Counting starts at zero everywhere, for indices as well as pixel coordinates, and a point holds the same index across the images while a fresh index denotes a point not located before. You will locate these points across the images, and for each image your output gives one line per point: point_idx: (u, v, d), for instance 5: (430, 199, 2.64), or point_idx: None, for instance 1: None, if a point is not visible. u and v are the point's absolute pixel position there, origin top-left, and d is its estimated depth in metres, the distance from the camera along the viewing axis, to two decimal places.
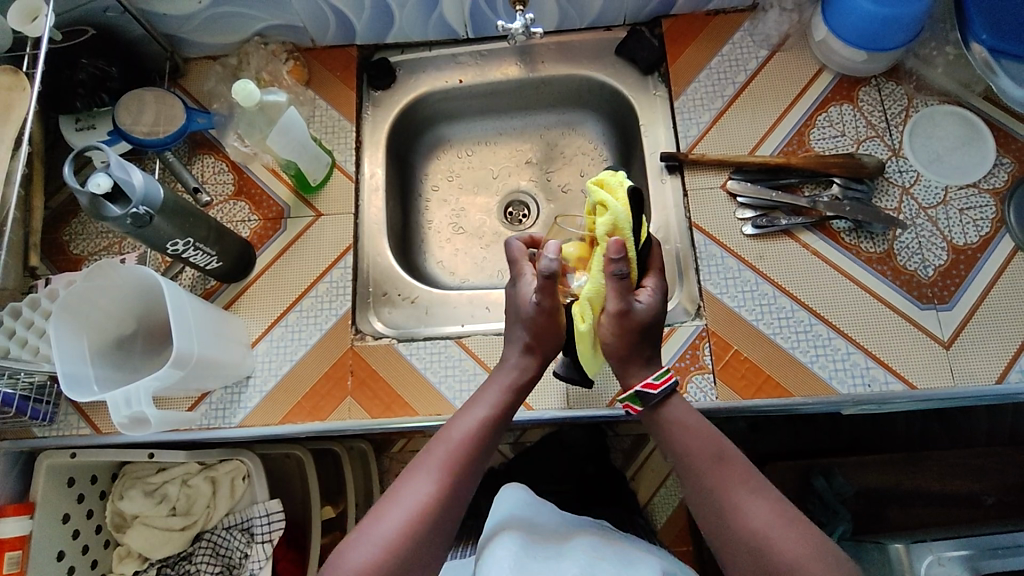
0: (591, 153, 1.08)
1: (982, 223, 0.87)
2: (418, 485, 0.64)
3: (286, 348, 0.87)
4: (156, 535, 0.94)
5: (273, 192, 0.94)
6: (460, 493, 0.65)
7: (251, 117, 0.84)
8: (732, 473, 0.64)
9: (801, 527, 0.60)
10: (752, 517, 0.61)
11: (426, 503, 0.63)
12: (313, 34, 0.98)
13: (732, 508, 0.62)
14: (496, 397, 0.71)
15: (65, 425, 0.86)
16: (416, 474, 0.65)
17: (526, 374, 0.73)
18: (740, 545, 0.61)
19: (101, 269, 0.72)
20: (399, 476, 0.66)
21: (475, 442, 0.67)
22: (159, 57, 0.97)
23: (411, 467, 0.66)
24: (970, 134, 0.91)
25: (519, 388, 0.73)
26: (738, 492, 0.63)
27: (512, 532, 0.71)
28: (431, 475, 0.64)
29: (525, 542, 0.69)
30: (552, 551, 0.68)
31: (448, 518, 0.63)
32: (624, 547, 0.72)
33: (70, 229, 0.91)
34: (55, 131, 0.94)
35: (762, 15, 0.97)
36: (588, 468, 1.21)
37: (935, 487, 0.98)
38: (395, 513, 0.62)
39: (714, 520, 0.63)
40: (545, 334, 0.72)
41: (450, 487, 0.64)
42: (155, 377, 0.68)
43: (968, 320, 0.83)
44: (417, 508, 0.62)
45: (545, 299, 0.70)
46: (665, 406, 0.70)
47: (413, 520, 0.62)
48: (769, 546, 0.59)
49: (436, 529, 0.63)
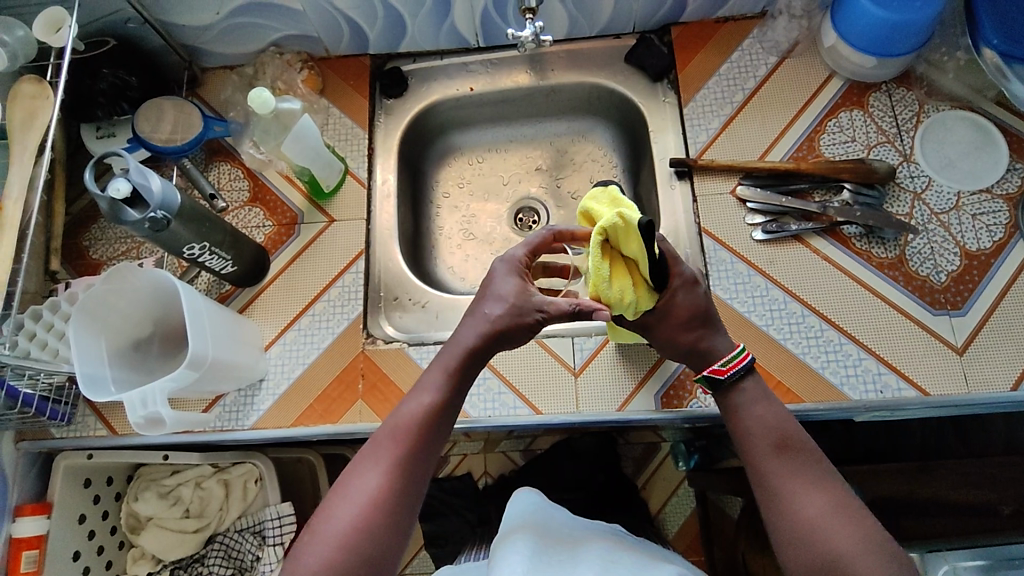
0: (601, 159, 1.08)
1: (995, 228, 0.86)
2: (368, 480, 0.62)
3: (299, 351, 0.88)
4: (169, 538, 0.95)
5: (287, 198, 0.95)
6: (411, 487, 0.63)
7: (266, 124, 0.86)
8: (795, 462, 0.64)
9: (859, 523, 0.59)
10: (808, 508, 0.60)
11: (375, 500, 0.61)
12: (328, 44, 1.00)
13: (788, 495, 0.62)
14: (442, 384, 0.68)
15: (83, 427, 0.87)
16: (365, 469, 0.63)
17: (476, 363, 0.70)
18: (793, 533, 0.60)
19: (120, 273, 0.73)
20: (348, 469, 0.64)
21: (424, 431, 0.65)
22: (178, 67, 1.00)
23: (359, 460, 0.64)
24: (982, 139, 0.91)
25: (464, 374, 0.69)
26: (796, 481, 0.62)
27: (524, 537, 0.70)
28: (379, 470, 0.63)
29: (538, 547, 0.69)
30: (566, 556, 0.67)
31: (401, 512, 0.62)
32: (635, 551, 0.72)
33: (90, 234, 0.93)
34: (77, 139, 0.96)
35: (772, 22, 0.98)
36: (599, 475, 1.20)
37: (951, 496, 0.97)
38: (347, 510, 0.60)
39: (771, 506, 0.63)
40: (516, 332, 0.69)
41: (400, 483, 0.63)
42: (170, 378, 0.69)
43: (982, 326, 0.82)
44: (368, 504, 0.61)
45: (558, 305, 0.67)
46: (738, 389, 0.70)
47: (364, 516, 0.60)
48: (821, 537, 0.58)
49: (390, 526, 0.61)
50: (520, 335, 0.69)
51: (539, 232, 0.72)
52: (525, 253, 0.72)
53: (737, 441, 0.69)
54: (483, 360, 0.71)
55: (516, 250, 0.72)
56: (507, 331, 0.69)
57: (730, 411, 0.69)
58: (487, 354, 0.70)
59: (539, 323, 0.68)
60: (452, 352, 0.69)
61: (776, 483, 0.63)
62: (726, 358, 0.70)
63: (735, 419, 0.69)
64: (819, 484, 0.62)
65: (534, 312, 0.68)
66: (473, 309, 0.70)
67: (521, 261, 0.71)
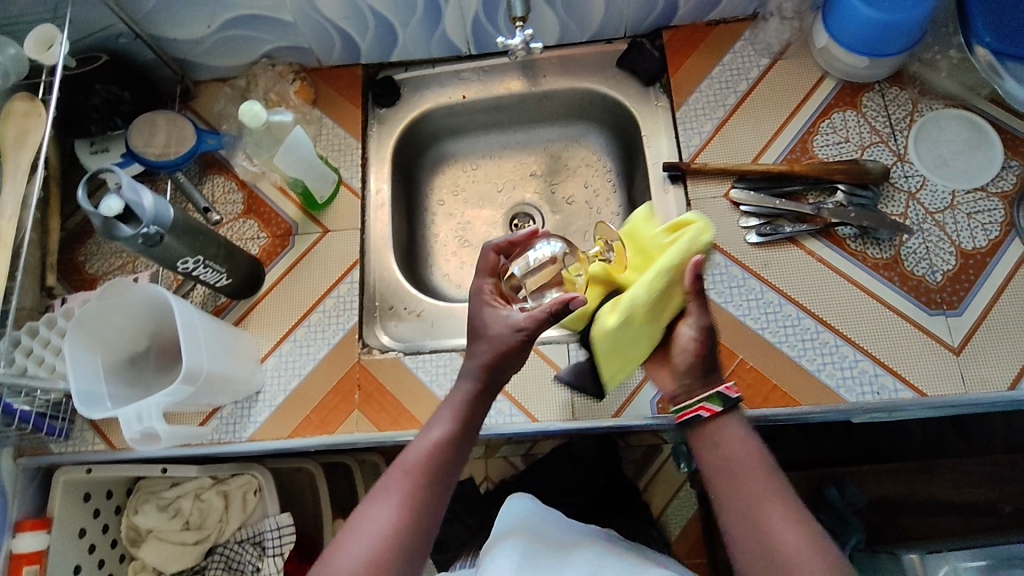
0: (595, 164, 1.08)
1: (990, 227, 0.86)
2: (380, 513, 0.63)
3: (295, 362, 0.88)
4: (170, 550, 0.96)
5: (281, 210, 0.95)
6: (424, 521, 0.64)
7: (257, 138, 0.85)
8: (770, 493, 0.64)
9: (831, 556, 0.60)
10: (783, 538, 0.61)
11: (388, 533, 0.62)
12: (320, 55, 1.00)
13: (764, 524, 0.62)
14: (455, 417, 0.69)
15: (82, 441, 0.89)
16: (377, 503, 0.64)
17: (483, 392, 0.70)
18: (766, 562, 0.61)
19: (114, 289, 0.73)
20: (362, 504, 0.65)
21: (437, 464, 0.66)
22: (170, 81, 1.00)
23: (373, 494, 0.65)
24: (976, 137, 0.90)
25: (476, 407, 0.70)
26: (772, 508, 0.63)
27: (513, 540, 0.71)
28: (391, 503, 0.64)
29: (527, 551, 0.69)
30: (555, 560, 0.68)
31: (414, 544, 0.63)
32: (624, 554, 0.73)
33: (86, 249, 0.93)
34: (72, 154, 0.96)
35: (762, 25, 0.98)
36: (600, 479, 1.20)
37: (953, 496, 0.97)
38: (358, 545, 0.62)
39: (744, 533, 0.63)
40: (511, 356, 0.69)
41: (413, 515, 0.64)
42: (165, 394, 0.69)
43: (979, 325, 0.82)
44: (380, 538, 0.62)
45: (533, 323, 0.67)
46: (722, 417, 0.70)
47: (377, 550, 0.61)
48: (794, 568, 0.59)
49: (403, 558, 0.62)
50: (510, 358, 0.69)
51: (483, 254, 0.74)
52: (485, 278, 0.73)
53: (710, 467, 0.68)
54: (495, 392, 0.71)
55: (480, 280, 0.74)
56: (502, 358, 0.69)
57: (706, 439, 0.69)
58: (494, 382, 0.71)
59: (522, 342, 0.68)
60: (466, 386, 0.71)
61: (751, 512, 0.63)
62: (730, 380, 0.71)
63: (711, 444, 0.69)
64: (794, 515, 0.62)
65: (511, 333, 0.68)
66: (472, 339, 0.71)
67: (489, 288, 0.73)
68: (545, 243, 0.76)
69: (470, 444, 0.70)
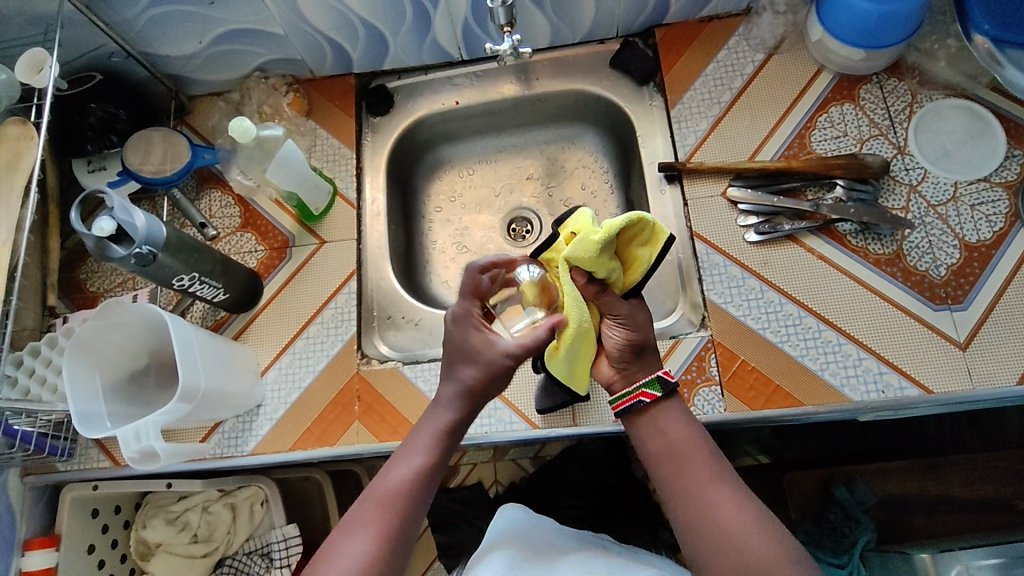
0: (592, 165, 1.08)
1: (995, 218, 0.84)
2: (358, 545, 0.62)
3: (295, 375, 0.89)
4: (179, 563, 0.96)
5: (278, 222, 0.95)
6: (398, 552, 0.63)
7: (249, 152, 0.85)
8: (713, 474, 0.65)
9: (777, 530, 0.61)
10: (730, 518, 0.61)
11: (366, 565, 0.61)
12: (312, 66, 1.00)
13: (710, 506, 0.62)
14: (429, 445, 0.68)
15: (85, 460, 0.87)
16: (352, 534, 0.63)
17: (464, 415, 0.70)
18: (715, 544, 0.61)
19: (110, 310, 0.74)
20: (336, 535, 0.63)
21: (411, 494, 0.65)
22: (165, 97, 1.01)
23: (347, 524, 0.64)
24: (978, 127, 0.88)
25: (451, 434, 0.70)
26: (715, 492, 0.63)
27: (499, 553, 0.71)
28: (367, 534, 0.62)
29: (513, 563, 0.69)
30: (540, 571, 0.67)
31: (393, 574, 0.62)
32: (620, 560, 0.72)
33: (86, 267, 0.94)
34: (70, 174, 0.97)
35: (757, 19, 0.96)
36: (609, 480, 1.19)
37: (963, 493, 0.94)
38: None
39: (691, 516, 0.63)
40: (498, 379, 0.70)
41: (390, 546, 0.62)
42: (162, 413, 0.70)
43: (986, 318, 0.80)
44: (358, 570, 0.60)
45: (524, 347, 0.69)
46: (663, 402, 0.69)
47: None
48: (744, 546, 0.59)
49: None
50: (498, 381, 0.70)
51: (466, 275, 0.71)
52: (469, 303, 0.71)
53: (651, 454, 0.68)
54: (469, 420, 0.71)
55: (461, 305, 0.71)
56: (490, 383, 0.69)
57: (644, 426, 0.69)
58: (477, 405, 0.71)
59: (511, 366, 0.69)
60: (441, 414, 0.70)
61: (697, 495, 0.64)
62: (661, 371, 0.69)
63: (652, 429, 0.68)
64: (739, 494, 0.63)
65: (499, 357, 0.69)
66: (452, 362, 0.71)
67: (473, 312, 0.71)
68: (525, 269, 0.74)
69: (444, 472, 0.69)
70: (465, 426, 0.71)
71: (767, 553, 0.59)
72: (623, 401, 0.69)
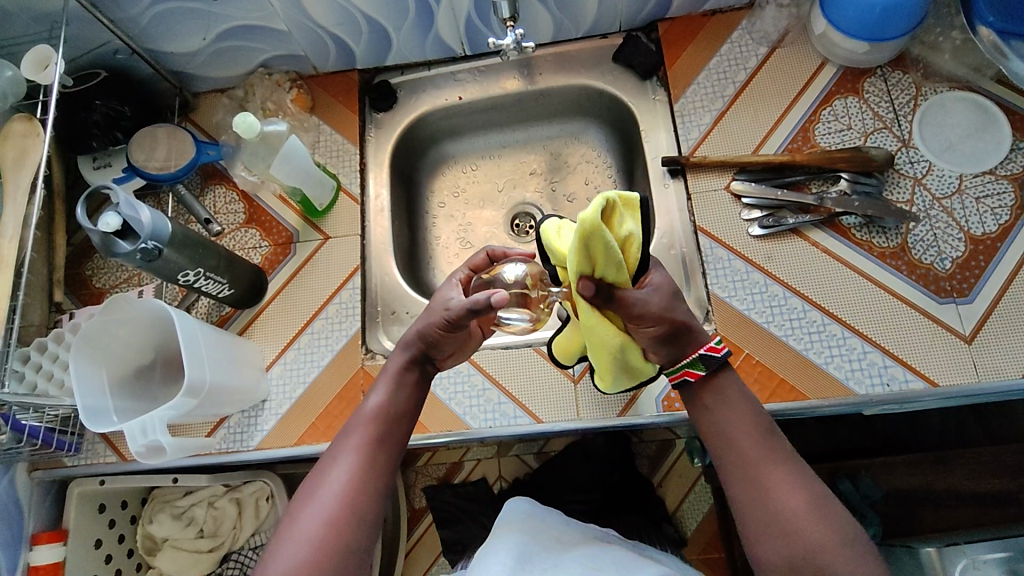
0: (595, 160, 1.07)
1: (1000, 211, 0.84)
2: (338, 474, 0.63)
3: (300, 369, 0.89)
4: (185, 558, 0.97)
5: (282, 218, 0.96)
6: (377, 482, 0.64)
7: (253, 148, 0.86)
8: (768, 453, 0.63)
9: (831, 513, 0.59)
10: (785, 499, 0.60)
11: (345, 495, 0.62)
12: (315, 62, 1.01)
13: (764, 485, 0.61)
14: (394, 383, 0.70)
15: (93, 454, 0.88)
16: (333, 465, 0.64)
17: (418, 361, 0.72)
18: (767, 524, 0.60)
19: (117, 304, 0.74)
20: (320, 468, 0.65)
21: (384, 428, 0.67)
22: (169, 94, 1.01)
23: (329, 458, 0.65)
24: (983, 120, 0.88)
25: (412, 372, 0.71)
26: (773, 471, 0.62)
27: (508, 543, 0.70)
28: (347, 464, 0.64)
29: (521, 556, 0.68)
30: (549, 564, 0.67)
31: (371, 503, 0.63)
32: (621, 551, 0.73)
33: (92, 264, 0.95)
34: (75, 170, 0.97)
35: (760, 13, 0.96)
36: (613, 475, 1.20)
37: (969, 487, 0.94)
38: (315, 508, 0.61)
39: (743, 494, 0.62)
40: (437, 336, 0.70)
41: (367, 477, 0.64)
42: (168, 407, 0.70)
43: (991, 311, 0.80)
44: (337, 499, 0.62)
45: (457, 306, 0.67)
46: (717, 379, 0.66)
47: (334, 511, 0.61)
48: (797, 528, 0.58)
49: (362, 519, 0.62)
50: (437, 337, 0.69)
51: (475, 254, 0.76)
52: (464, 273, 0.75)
53: (706, 431, 0.66)
54: (427, 361, 0.72)
55: (456, 271, 0.75)
56: (431, 333, 0.70)
57: (700, 403, 0.66)
58: (431, 352, 0.71)
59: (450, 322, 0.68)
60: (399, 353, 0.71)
61: (751, 473, 0.62)
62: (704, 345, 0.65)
63: (704, 408, 0.66)
64: (794, 474, 0.61)
65: (439, 313, 0.69)
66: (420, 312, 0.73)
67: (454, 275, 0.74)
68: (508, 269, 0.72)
69: (413, 409, 0.71)
70: (424, 367, 0.73)
71: (819, 536, 0.58)
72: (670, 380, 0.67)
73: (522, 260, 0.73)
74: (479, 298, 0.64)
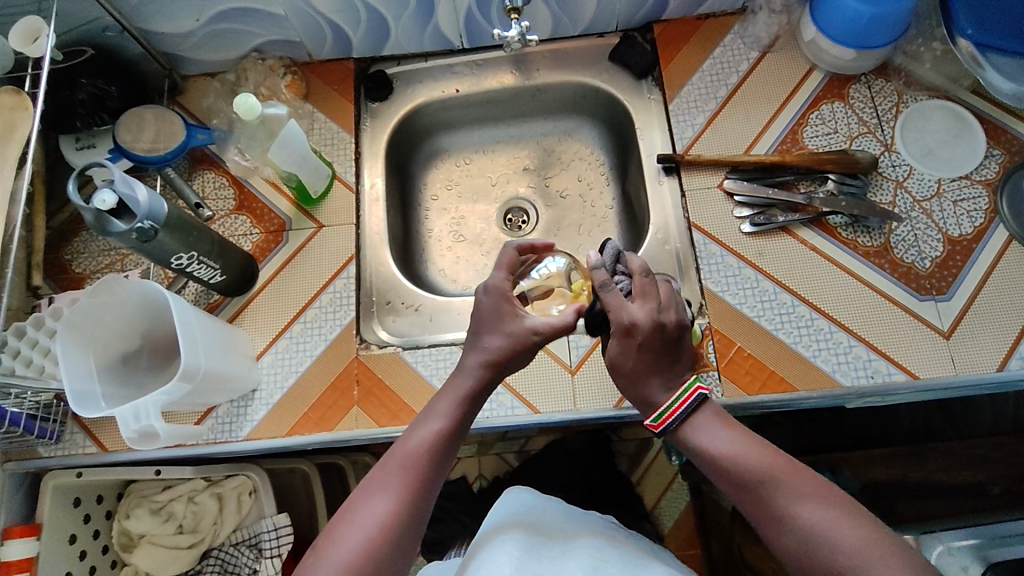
0: (588, 158, 1.09)
1: (976, 214, 0.88)
2: (378, 506, 0.61)
3: (292, 359, 0.87)
4: (163, 554, 0.94)
5: (274, 205, 0.94)
6: (419, 512, 0.62)
7: (252, 131, 0.85)
8: (778, 476, 0.61)
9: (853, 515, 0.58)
10: (807, 520, 0.58)
11: (384, 528, 0.60)
12: (311, 49, 0.99)
13: (781, 513, 0.60)
14: (451, 408, 0.68)
15: (71, 445, 0.85)
16: (371, 496, 0.62)
17: (486, 385, 0.70)
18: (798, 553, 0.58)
19: (106, 286, 0.72)
20: (353, 498, 0.63)
21: (435, 453, 0.65)
22: (158, 75, 0.98)
23: (367, 485, 0.63)
24: (959, 127, 0.92)
25: (474, 398, 0.69)
26: (790, 495, 0.60)
27: (512, 535, 0.70)
28: (391, 494, 0.62)
29: (526, 546, 0.68)
30: (554, 552, 0.68)
31: (410, 534, 0.61)
32: (622, 542, 0.75)
33: (72, 247, 0.91)
34: (56, 151, 0.94)
35: (752, 18, 0.99)
36: (594, 475, 1.21)
37: (942, 479, 0.97)
38: (351, 537, 0.59)
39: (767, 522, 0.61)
40: (519, 359, 0.70)
41: (408, 510, 0.61)
42: (162, 392, 0.68)
43: (967, 308, 0.84)
44: (375, 533, 0.59)
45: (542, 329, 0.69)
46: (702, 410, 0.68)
47: (370, 544, 0.59)
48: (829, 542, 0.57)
49: (397, 551, 0.60)
50: (518, 357, 0.69)
51: (505, 252, 0.73)
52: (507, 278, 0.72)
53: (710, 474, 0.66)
54: (490, 386, 0.70)
55: (496, 277, 0.72)
56: (511, 357, 0.69)
57: (692, 447, 0.66)
58: (497, 378, 0.70)
59: (533, 344, 0.69)
60: (466, 378, 0.69)
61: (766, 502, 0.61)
62: (657, 413, 0.68)
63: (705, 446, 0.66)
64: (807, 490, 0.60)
65: (527, 336, 0.69)
66: (478, 332, 0.71)
67: (502, 286, 0.71)
68: (552, 260, 0.77)
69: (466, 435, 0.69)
70: (488, 391, 0.71)
71: (854, 546, 0.56)
72: (658, 423, 0.68)
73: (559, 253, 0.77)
74: (570, 313, 0.70)
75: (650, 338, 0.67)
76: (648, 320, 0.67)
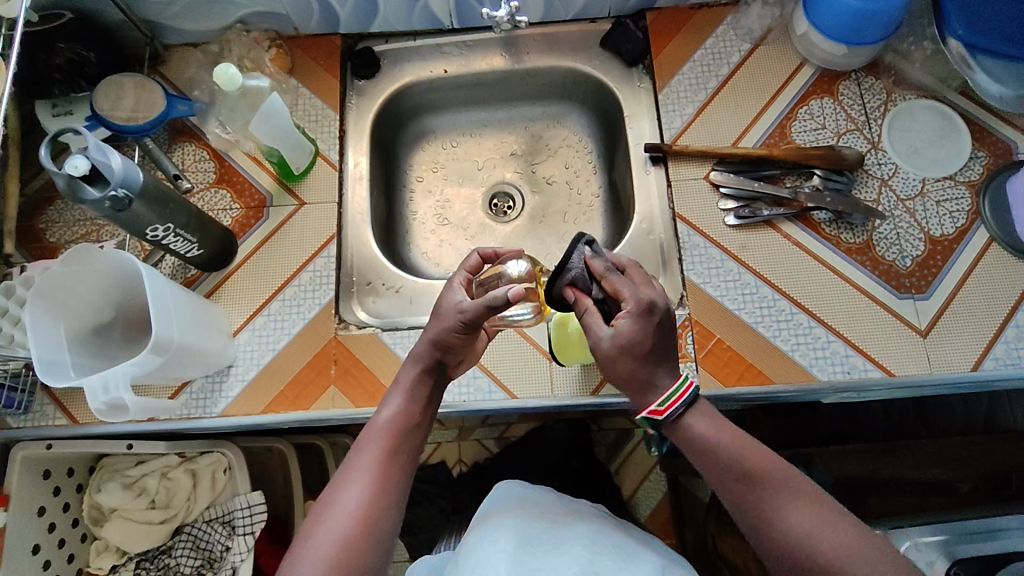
0: (576, 145, 1.08)
1: (958, 214, 0.88)
2: (354, 491, 0.61)
3: (268, 337, 0.86)
4: (135, 529, 0.93)
5: (255, 180, 0.93)
6: (393, 494, 0.63)
7: (233, 103, 0.84)
8: (773, 474, 0.62)
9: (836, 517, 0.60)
10: (797, 520, 0.59)
11: (360, 513, 0.60)
12: (297, 22, 0.97)
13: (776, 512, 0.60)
14: (407, 394, 0.68)
15: (41, 416, 0.83)
16: (345, 483, 0.62)
17: (432, 370, 0.69)
18: (786, 549, 0.59)
19: (78, 256, 0.70)
20: (331, 484, 0.63)
21: (400, 438, 0.65)
22: (138, 42, 0.96)
23: (342, 472, 0.63)
24: (946, 127, 0.92)
25: (428, 380, 0.69)
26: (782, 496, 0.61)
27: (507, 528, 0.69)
28: (363, 480, 0.62)
29: (521, 539, 0.67)
30: (549, 547, 0.67)
31: (385, 517, 0.61)
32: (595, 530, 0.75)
33: (46, 216, 0.89)
34: (32, 117, 0.92)
35: (745, 9, 0.98)
36: (575, 462, 1.20)
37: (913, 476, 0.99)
38: (330, 526, 0.60)
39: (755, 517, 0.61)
40: (453, 341, 0.68)
41: (381, 495, 0.62)
42: (132, 363, 0.67)
43: (945, 307, 0.84)
44: (352, 520, 0.60)
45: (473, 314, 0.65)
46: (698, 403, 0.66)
47: (352, 527, 0.60)
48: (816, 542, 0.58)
49: (376, 536, 0.60)
50: (455, 341, 0.68)
51: (470, 257, 0.74)
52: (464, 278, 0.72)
53: (701, 464, 0.65)
54: (443, 369, 0.70)
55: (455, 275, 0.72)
56: (448, 340, 0.67)
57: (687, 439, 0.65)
58: (444, 362, 0.69)
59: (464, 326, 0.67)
60: (415, 363, 0.68)
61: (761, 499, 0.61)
62: (663, 397, 0.65)
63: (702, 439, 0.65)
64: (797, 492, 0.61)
65: (453, 317, 0.67)
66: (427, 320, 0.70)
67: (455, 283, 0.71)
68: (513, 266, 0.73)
69: (427, 416, 0.69)
70: (439, 375, 0.70)
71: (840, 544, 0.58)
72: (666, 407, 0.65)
73: (524, 258, 0.75)
74: (500, 297, 0.63)
75: (634, 350, 0.64)
76: (631, 331, 0.64)
